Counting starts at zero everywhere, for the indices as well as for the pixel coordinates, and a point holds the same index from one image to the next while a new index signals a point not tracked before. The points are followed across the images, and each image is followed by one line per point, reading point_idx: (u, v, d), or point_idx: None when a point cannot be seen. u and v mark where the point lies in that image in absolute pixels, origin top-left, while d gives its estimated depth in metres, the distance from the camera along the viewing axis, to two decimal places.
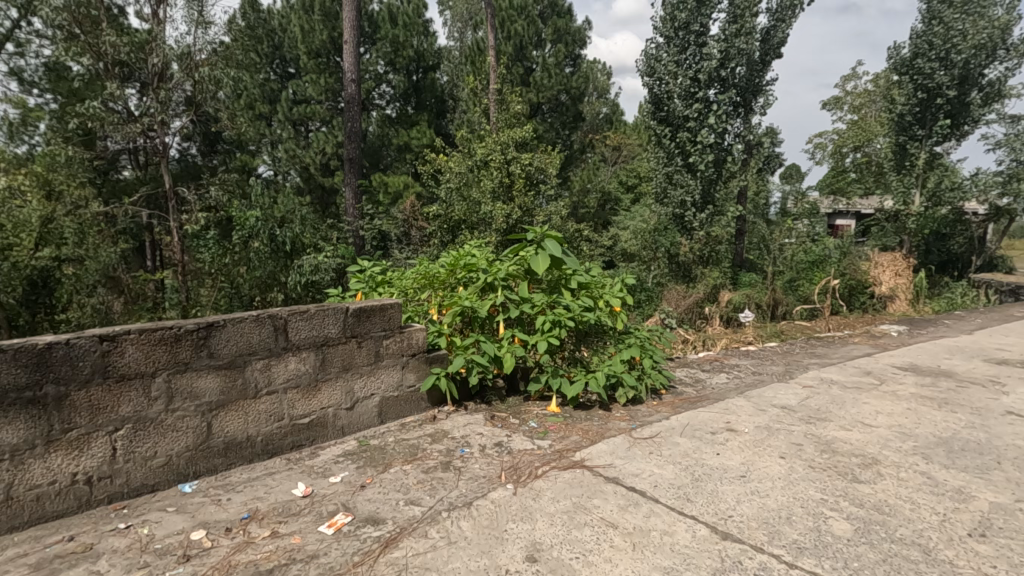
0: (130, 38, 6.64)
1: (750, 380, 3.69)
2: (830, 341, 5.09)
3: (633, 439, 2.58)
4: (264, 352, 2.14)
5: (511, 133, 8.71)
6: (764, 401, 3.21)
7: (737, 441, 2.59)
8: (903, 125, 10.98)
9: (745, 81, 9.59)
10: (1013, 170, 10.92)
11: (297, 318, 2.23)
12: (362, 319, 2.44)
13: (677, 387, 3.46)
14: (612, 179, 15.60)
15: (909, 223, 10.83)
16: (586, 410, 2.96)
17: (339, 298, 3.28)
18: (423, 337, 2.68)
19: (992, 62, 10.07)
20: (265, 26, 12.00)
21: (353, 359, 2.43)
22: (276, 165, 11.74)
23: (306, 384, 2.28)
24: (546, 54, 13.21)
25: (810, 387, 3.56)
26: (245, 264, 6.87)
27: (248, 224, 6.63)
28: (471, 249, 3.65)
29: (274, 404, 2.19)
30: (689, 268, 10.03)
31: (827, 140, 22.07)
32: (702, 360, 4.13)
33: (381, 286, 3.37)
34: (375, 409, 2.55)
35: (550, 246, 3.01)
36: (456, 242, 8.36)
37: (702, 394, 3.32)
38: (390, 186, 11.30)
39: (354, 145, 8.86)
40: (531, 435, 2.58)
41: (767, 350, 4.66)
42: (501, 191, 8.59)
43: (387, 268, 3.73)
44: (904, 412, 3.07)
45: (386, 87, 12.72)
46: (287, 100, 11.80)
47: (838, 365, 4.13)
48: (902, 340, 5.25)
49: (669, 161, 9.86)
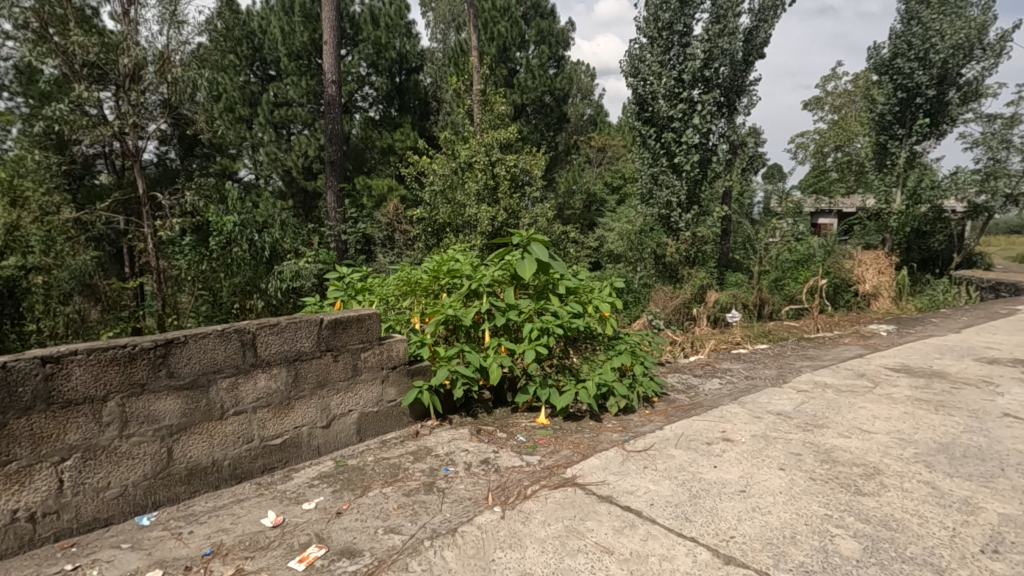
0: (100, 38, 6.42)
1: (744, 385, 3.59)
2: (820, 342, 5.03)
3: (626, 452, 2.46)
4: (230, 369, 1.99)
5: (496, 135, 8.57)
6: (760, 408, 3.11)
7: (734, 452, 2.48)
8: (884, 125, 11.08)
9: (728, 81, 9.63)
10: (990, 168, 11.02)
11: (267, 331, 2.08)
12: (338, 331, 2.30)
13: (670, 394, 3.35)
14: (597, 180, 15.54)
15: (891, 222, 10.93)
16: (576, 421, 2.83)
17: (317, 307, 3.15)
18: (404, 348, 2.55)
19: (969, 62, 10.16)
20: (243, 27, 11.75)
21: (329, 374, 2.29)
22: (258, 169, 11.53)
23: (278, 403, 2.13)
24: (530, 55, 13.10)
25: (803, 391, 3.48)
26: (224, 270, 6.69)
27: (227, 230, 6.46)
28: (455, 253, 3.53)
29: (242, 425, 2.04)
30: (675, 269, 10.01)
31: (809, 139, 22.33)
32: (693, 364, 4.04)
33: (361, 294, 3.25)
34: (353, 426, 2.40)
35: (536, 250, 2.89)
36: (441, 246, 8.21)
37: (695, 401, 3.22)
38: (373, 189, 11.13)
39: (336, 148, 8.67)
40: (519, 450, 2.45)
41: (759, 352, 4.57)
42: (486, 192, 8.45)
43: (368, 274, 3.61)
44: (902, 417, 2.99)
45: (369, 89, 12.50)
46: (268, 102, 11.55)
47: (830, 367, 4.06)
48: (891, 340, 5.21)
49: (655, 162, 9.79)
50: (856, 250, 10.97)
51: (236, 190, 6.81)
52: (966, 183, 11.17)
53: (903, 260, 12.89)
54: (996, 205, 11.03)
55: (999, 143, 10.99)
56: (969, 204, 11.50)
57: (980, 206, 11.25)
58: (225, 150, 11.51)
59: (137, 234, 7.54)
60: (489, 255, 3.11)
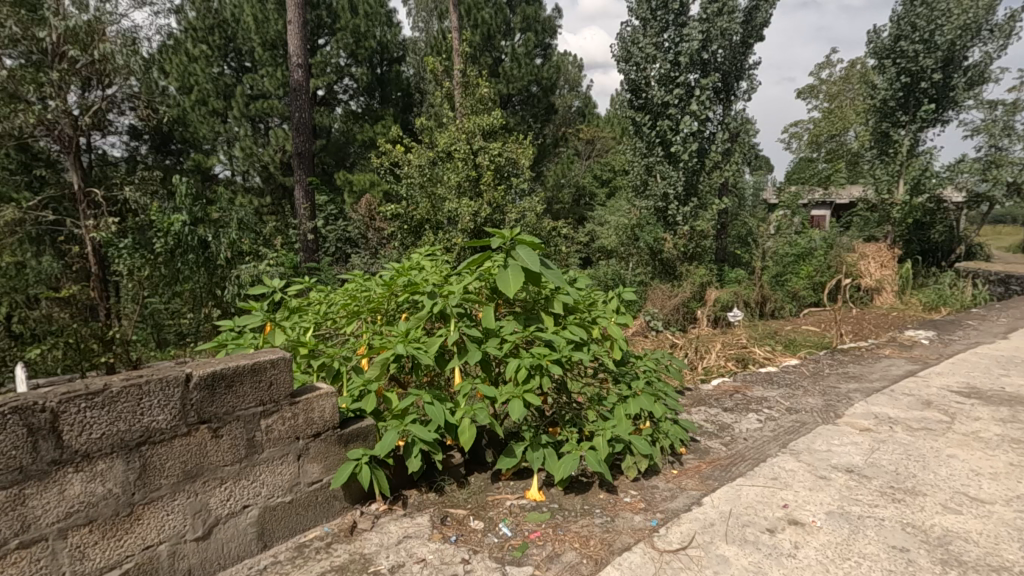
0: (26, 12, 5.55)
1: (789, 423, 2.83)
2: (858, 355, 4.29)
3: (658, 555, 1.68)
4: (7, 476, 1.17)
5: (479, 121, 7.63)
6: (822, 462, 2.35)
7: (815, 548, 1.72)
8: (885, 111, 10.25)
9: (728, 64, 8.85)
10: (993, 156, 10.29)
11: (81, 405, 1.26)
12: (217, 392, 1.49)
13: (699, 441, 2.57)
14: (587, 174, 14.78)
15: (893, 213, 10.10)
16: (581, 493, 2.05)
17: (234, 336, 2.37)
18: (333, 406, 1.76)
19: (975, 43, 9.45)
20: (217, 16, 10.59)
21: (205, 458, 1.48)
22: (234, 165, 10.67)
23: (110, 516, 1.33)
24: (515, 43, 12.26)
25: (866, 431, 2.72)
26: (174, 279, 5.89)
27: (174, 231, 5.63)
28: (420, 260, 2.78)
29: (38, 563, 1.23)
30: (672, 265, 8.99)
31: (802, 129, 21.72)
32: (718, 394, 3.25)
33: (296, 313, 2.48)
34: (250, 530, 1.59)
35: (523, 255, 2.15)
36: (419, 245, 7.37)
37: (734, 453, 2.45)
38: (354, 184, 10.28)
39: (304, 139, 7.65)
40: (501, 558, 1.66)
41: (794, 371, 3.83)
42: (467, 185, 7.55)
43: (311, 287, 2.83)
44: (1014, 475, 2.24)
45: (348, 80, 11.60)
46: (242, 95, 10.47)
47: (884, 393, 3.30)
48: (939, 352, 4.44)
49: (649, 152, 9.00)
50: (857, 242, 10.30)
51: (185, 185, 5.93)
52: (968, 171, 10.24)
53: (905, 254, 12.21)
54: (999, 195, 10.29)
55: (1002, 130, 10.26)
56: (970, 192, 10.71)
57: (982, 196, 10.49)
58: (198, 144, 10.63)
59: (75, 237, 6.59)
60: (461, 264, 2.35)
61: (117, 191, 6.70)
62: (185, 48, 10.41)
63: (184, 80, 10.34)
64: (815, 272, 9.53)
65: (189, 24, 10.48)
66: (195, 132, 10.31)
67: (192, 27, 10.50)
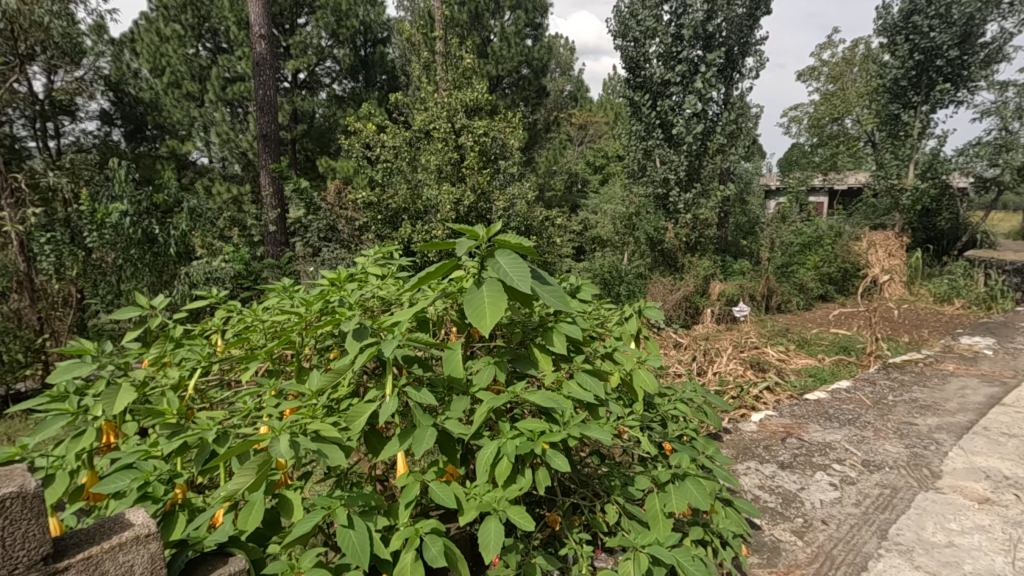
0: None
1: (876, 489, 2.05)
2: (920, 373, 3.55)
3: None
4: None
5: (461, 96, 6.76)
6: (952, 571, 1.58)
7: None
8: (895, 92, 9.17)
9: (732, 37, 7.75)
10: (1003, 139, 8.80)
11: None
12: None
13: (759, 529, 1.78)
14: (580, 160, 13.93)
15: (902, 199, 9.00)
16: None
17: (79, 388, 1.56)
18: (146, 560, 0.95)
19: (993, 16, 8.40)
20: None
21: None
22: (211, 152, 9.49)
23: None
24: (505, 22, 11.26)
25: (987, 504, 1.94)
26: (118, 278, 4.85)
27: (111, 222, 4.54)
28: (368, 268, 2.00)
29: None
30: (674, 257, 8.09)
31: (803, 112, 20.73)
32: (766, 438, 2.50)
33: (178, 348, 1.69)
34: None
35: (503, 263, 1.33)
36: (392, 238, 6.49)
37: (815, 554, 1.66)
38: (337, 171, 9.39)
39: (270, 119, 6.65)
40: None
41: (852, 397, 3.08)
42: (449, 169, 6.63)
43: (218, 300, 2.03)
44: None
45: (330, 63, 10.63)
46: (218, 77, 9.43)
47: (978, 434, 2.54)
48: (1012, 366, 3.68)
49: (648, 135, 8.13)
50: (864, 229, 9.37)
51: (124, 167, 4.85)
52: (979, 155, 8.88)
53: (911, 243, 11.50)
54: (1010, 179, 8.86)
55: (1014, 111, 8.77)
56: (976, 177, 9.32)
57: (990, 181, 9.05)
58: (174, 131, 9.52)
59: None
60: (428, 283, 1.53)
61: (42, 175, 5.72)
62: (157, 29, 9.49)
63: (156, 62, 9.40)
64: (823, 262, 8.81)
65: (160, 3, 9.55)
66: (168, 116, 9.27)
67: (165, 5, 9.53)
